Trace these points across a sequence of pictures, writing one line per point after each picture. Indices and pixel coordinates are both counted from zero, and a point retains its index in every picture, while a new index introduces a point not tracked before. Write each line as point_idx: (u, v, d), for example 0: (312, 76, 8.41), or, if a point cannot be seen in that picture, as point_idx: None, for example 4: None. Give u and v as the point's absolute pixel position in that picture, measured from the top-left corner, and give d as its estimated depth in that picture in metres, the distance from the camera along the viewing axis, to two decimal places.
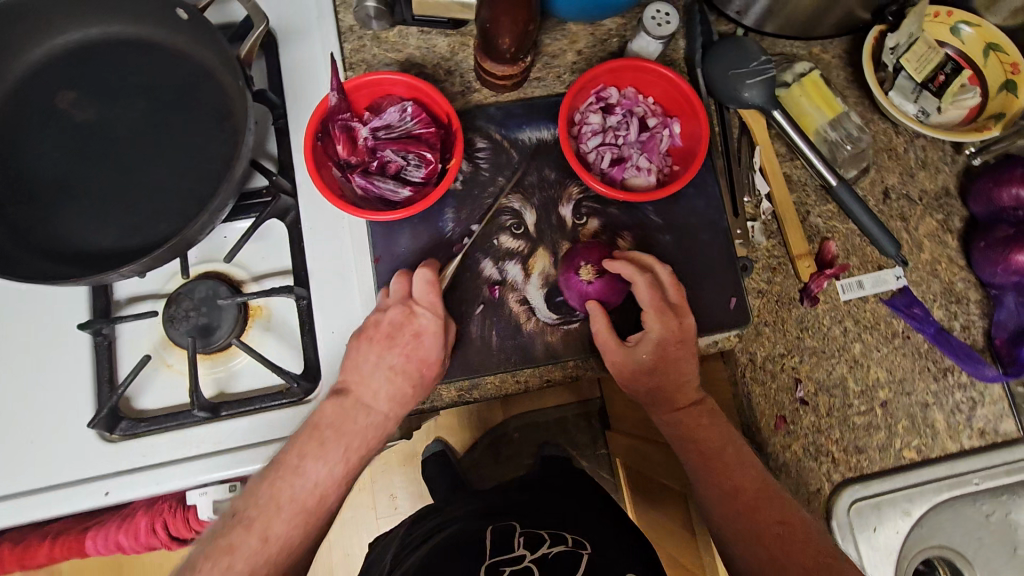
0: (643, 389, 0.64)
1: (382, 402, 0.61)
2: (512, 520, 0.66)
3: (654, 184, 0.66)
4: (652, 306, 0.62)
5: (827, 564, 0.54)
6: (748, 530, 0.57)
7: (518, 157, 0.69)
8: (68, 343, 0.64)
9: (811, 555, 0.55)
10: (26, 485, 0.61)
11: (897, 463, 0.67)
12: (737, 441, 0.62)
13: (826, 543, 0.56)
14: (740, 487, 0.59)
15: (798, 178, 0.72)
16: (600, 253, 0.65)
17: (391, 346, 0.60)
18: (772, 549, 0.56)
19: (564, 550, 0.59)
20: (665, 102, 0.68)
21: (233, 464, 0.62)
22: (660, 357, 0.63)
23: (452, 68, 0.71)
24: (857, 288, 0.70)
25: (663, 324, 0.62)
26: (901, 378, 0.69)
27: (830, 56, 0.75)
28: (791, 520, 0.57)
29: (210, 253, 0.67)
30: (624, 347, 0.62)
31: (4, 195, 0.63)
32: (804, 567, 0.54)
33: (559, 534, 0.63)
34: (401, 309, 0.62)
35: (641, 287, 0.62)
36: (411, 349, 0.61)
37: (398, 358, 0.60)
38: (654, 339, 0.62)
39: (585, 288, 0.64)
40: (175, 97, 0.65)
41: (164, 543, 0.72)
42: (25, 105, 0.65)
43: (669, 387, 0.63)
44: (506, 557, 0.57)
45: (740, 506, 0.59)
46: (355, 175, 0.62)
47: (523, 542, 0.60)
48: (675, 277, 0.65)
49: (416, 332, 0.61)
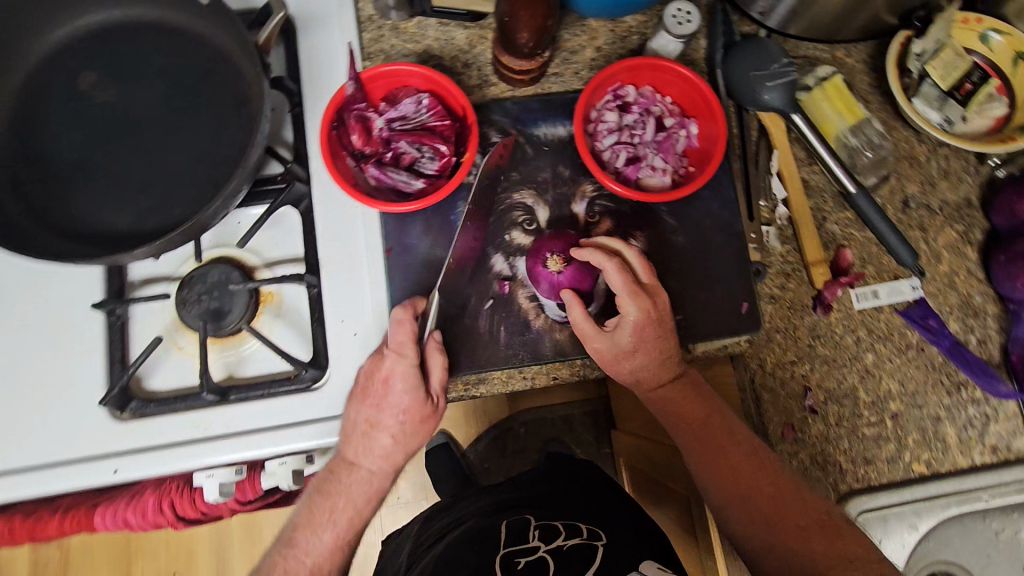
0: (626, 374, 0.63)
1: (370, 458, 0.62)
2: (528, 513, 0.68)
3: (669, 185, 0.66)
4: (626, 290, 0.60)
5: (820, 518, 0.58)
6: (742, 498, 0.60)
7: (532, 153, 0.69)
8: (82, 321, 0.65)
9: (804, 515, 0.58)
10: (38, 459, 0.62)
11: (906, 476, 0.66)
12: (723, 410, 0.63)
13: (816, 499, 0.59)
14: (729, 453, 0.60)
15: (816, 184, 0.71)
16: (566, 243, 0.64)
17: (363, 400, 0.60)
18: (768, 512, 0.59)
19: (580, 542, 0.61)
20: (683, 102, 0.67)
21: (240, 448, 0.62)
22: (640, 338, 0.61)
23: (470, 60, 0.71)
24: (872, 298, 0.69)
25: (638, 306, 0.60)
26: (913, 390, 0.68)
27: (853, 60, 0.74)
28: (778, 475, 0.60)
29: (223, 238, 0.68)
30: (604, 334, 0.61)
31: (25, 173, 0.64)
32: (798, 527, 0.58)
33: (573, 524, 0.65)
34: (371, 362, 0.61)
35: (612, 273, 0.61)
36: (380, 397, 0.60)
37: (370, 410, 0.60)
38: (631, 323, 0.60)
39: (556, 277, 0.63)
40: (194, 81, 0.66)
41: (171, 522, 0.73)
42: (47, 84, 0.66)
43: (650, 368, 0.62)
44: (521, 548, 0.60)
45: (733, 475, 0.60)
46: (370, 165, 0.62)
47: (538, 534, 0.63)
48: (644, 257, 0.63)
49: (385, 379, 0.60)
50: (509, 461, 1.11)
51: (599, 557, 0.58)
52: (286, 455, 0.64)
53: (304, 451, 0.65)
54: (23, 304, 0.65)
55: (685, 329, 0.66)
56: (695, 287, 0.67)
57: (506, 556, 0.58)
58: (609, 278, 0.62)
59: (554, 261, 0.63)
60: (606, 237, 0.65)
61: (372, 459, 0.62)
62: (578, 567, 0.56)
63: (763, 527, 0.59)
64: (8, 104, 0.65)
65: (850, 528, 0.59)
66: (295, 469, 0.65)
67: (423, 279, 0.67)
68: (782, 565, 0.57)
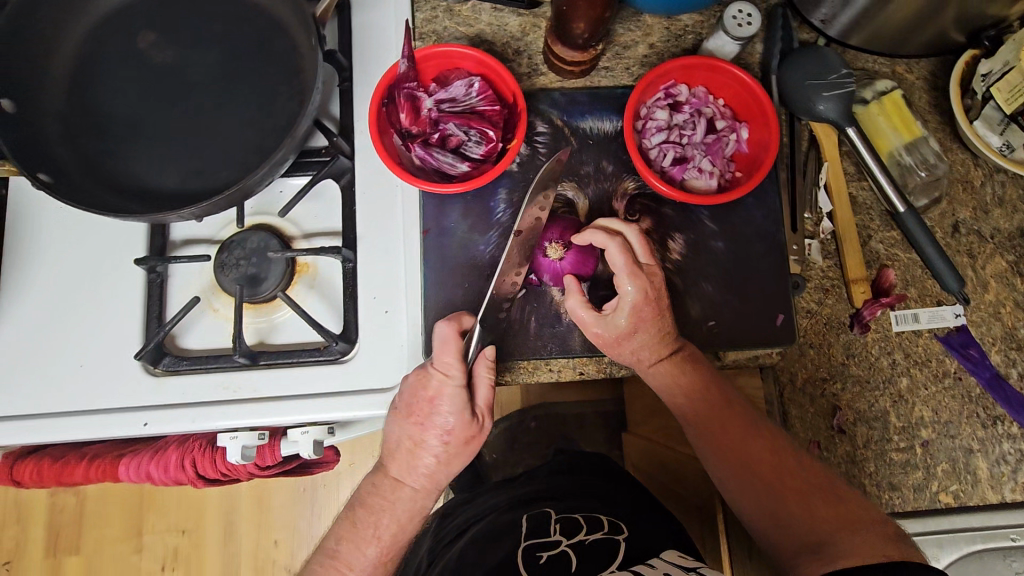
0: (626, 355, 0.61)
1: (413, 475, 0.62)
2: (546, 507, 0.69)
3: (714, 188, 0.65)
4: (626, 270, 0.58)
5: (825, 494, 0.55)
6: (740, 468, 0.58)
7: (576, 146, 0.68)
8: (124, 275, 0.66)
9: (803, 482, 0.56)
10: (71, 406, 0.64)
11: (931, 506, 0.65)
12: (721, 383, 0.62)
13: (816, 466, 0.57)
14: (732, 432, 0.59)
15: (863, 201, 0.69)
16: (564, 229, 0.66)
17: (410, 416, 0.61)
18: (766, 478, 0.57)
19: (603, 537, 0.60)
20: (735, 106, 0.66)
21: (266, 413, 0.63)
22: (638, 318, 0.59)
23: (521, 48, 0.71)
24: (913, 321, 0.67)
25: (637, 286, 0.58)
26: (947, 419, 0.66)
27: (914, 77, 0.72)
28: (780, 452, 0.58)
29: (265, 206, 0.69)
30: (601, 318, 0.60)
31: (80, 126, 0.65)
32: (797, 493, 0.55)
33: (594, 517, 0.65)
34: (416, 378, 0.60)
35: (613, 253, 0.59)
36: (426, 415, 0.60)
37: (413, 427, 0.61)
38: (630, 303, 0.58)
39: (557, 265, 0.65)
40: (249, 48, 0.67)
41: (190, 481, 0.74)
42: (107, 40, 0.67)
43: (651, 344, 0.60)
44: (543, 541, 0.61)
45: (730, 447, 0.59)
46: (416, 145, 0.62)
47: (558, 527, 0.63)
48: (645, 236, 0.61)
49: (431, 398, 0.60)
50: (518, 454, 1.09)
51: (622, 549, 0.57)
52: (310, 423, 0.65)
53: (327, 422, 0.65)
54: (68, 254, 0.67)
55: (717, 337, 0.65)
56: (731, 294, 0.66)
57: (530, 549, 0.59)
58: (609, 258, 0.59)
59: (552, 249, 0.64)
60: (607, 218, 0.63)
61: (415, 476, 0.62)
62: (599, 559, 0.56)
63: (765, 497, 0.56)
64: (68, 58, 0.66)
65: (855, 496, 0.55)
66: (317, 439, 0.66)
67: (457, 262, 0.67)
68: (785, 535, 0.54)
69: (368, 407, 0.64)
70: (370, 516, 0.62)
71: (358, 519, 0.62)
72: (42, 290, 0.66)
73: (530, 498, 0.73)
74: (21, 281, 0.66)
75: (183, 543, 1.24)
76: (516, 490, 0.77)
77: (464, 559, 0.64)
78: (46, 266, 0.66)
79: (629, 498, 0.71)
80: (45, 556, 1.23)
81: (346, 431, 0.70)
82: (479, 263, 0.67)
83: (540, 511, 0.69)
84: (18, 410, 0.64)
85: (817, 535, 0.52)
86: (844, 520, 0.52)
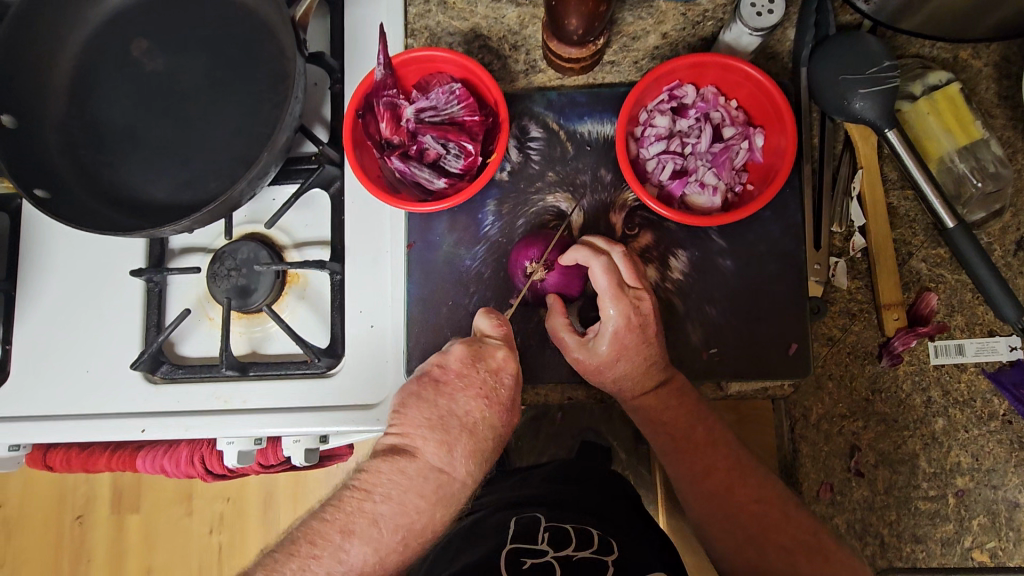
0: (608, 383, 0.58)
1: (461, 466, 0.53)
2: (538, 513, 0.63)
3: (718, 205, 0.58)
4: (609, 292, 0.55)
5: (807, 547, 0.50)
6: (722, 514, 0.54)
7: (573, 152, 0.63)
8: (124, 285, 0.68)
9: (790, 535, 0.51)
10: (83, 409, 0.67)
11: (961, 563, 0.58)
12: (707, 418, 0.57)
13: (804, 518, 0.52)
14: (715, 473, 0.55)
15: (905, 212, 0.61)
16: (559, 244, 0.61)
17: (467, 388, 0.56)
18: (750, 528, 0.52)
19: (591, 555, 0.55)
20: (749, 109, 0.59)
21: (253, 426, 0.64)
22: (620, 348, 0.55)
23: (519, 43, 0.65)
24: (955, 354, 0.59)
25: (619, 310, 0.55)
26: (990, 468, 0.58)
27: (981, 63, 0.61)
28: (769, 498, 0.53)
29: (256, 214, 0.68)
30: (582, 343, 0.57)
31: (79, 137, 0.66)
32: (781, 546, 0.51)
33: (585, 530, 0.60)
34: (468, 353, 0.57)
35: (597, 272, 0.56)
36: (487, 385, 0.56)
37: (477, 402, 0.55)
38: (610, 330, 0.55)
39: (540, 284, 0.61)
40: (236, 54, 0.65)
41: (201, 474, 0.77)
42: (102, 50, 0.67)
43: (635, 376, 0.56)
44: (529, 548, 0.56)
45: (712, 489, 0.54)
46: (394, 158, 0.59)
47: (547, 537, 0.58)
48: (634, 257, 0.58)
49: (495, 367, 0.56)
50: None
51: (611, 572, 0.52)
52: (300, 435, 0.64)
53: (316, 434, 0.65)
54: (76, 261, 0.69)
55: (720, 366, 0.59)
56: (739, 319, 0.59)
57: (513, 555, 0.55)
58: (594, 278, 0.56)
59: (534, 269, 0.60)
60: (598, 235, 0.60)
61: (464, 466, 0.53)
62: None
63: (744, 547, 0.52)
64: (67, 71, 0.66)
65: (844, 554, 0.50)
66: (307, 448, 0.65)
67: (441, 278, 0.64)
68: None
69: (350, 423, 0.62)
70: (392, 519, 0.50)
71: (375, 519, 0.50)
72: (54, 297, 0.69)
73: (518, 501, 0.68)
74: (36, 288, 0.69)
75: (228, 509, 1.26)
76: (509, 491, 0.72)
77: (439, 558, 0.62)
78: (59, 272, 0.69)
79: (624, 515, 0.64)
80: (109, 513, 1.28)
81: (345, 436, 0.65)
82: (465, 278, 0.64)
83: (531, 515, 0.63)
84: (39, 409, 0.67)
85: None
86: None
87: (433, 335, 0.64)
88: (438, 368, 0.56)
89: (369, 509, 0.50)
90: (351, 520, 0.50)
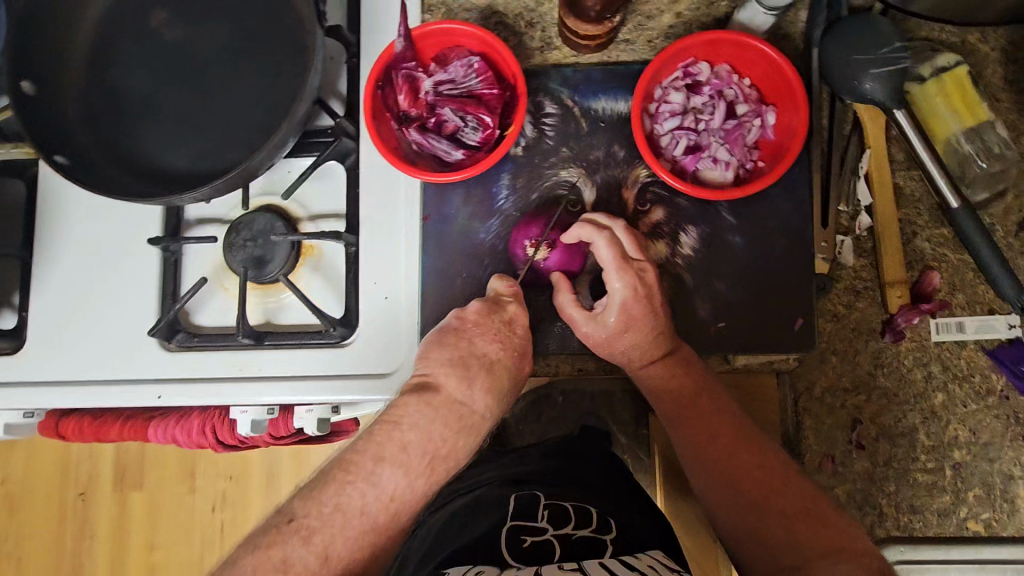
0: (616, 354, 0.59)
1: (470, 435, 0.54)
2: (537, 491, 0.62)
3: (730, 180, 0.60)
4: (615, 265, 0.56)
5: (805, 509, 0.52)
6: (724, 479, 0.55)
7: (587, 128, 0.64)
8: (140, 255, 0.69)
9: (787, 499, 0.52)
10: (99, 376, 0.68)
11: (958, 533, 0.60)
12: (712, 388, 0.58)
13: (806, 486, 0.53)
14: (717, 437, 0.56)
15: (911, 192, 0.62)
16: (561, 224, 0.63)
17: (483, 333, 0.57)
18: (753, 494, 0.53)
19: (591, 534, 0.54)
20: (762, 87, 0.60)
21: (269, 393, 0.65)
22: (628, 318, 0.57)
23: (535, 20, 0.66)
24: (955, 331, 0.60)
25: (625, 283, 0.56)
26: (986, 441, 0.60)
27: (987, 48, 0.62)
28: (771, 465, 0.54)
29: (272, 186, 0.68)
30: (591, 317, 0.58)
31: (98, 106, 0.67)
32: (782, 512, 0.51)
33: (584, 508, 0.59)
34: (484, 307, 0.59)
35: (600, 247, 0.57)
36: (501, 332, 0.57)
37: (495, 346, 0.57)
38: (618, 302, 0.56)
39: (544, 263, 0.63)
40: (256, 25, 0.65)
41: (212, 445, 0.77)
42: (121, 20, 0.67)
43: (644, 345, 0.58)
44: (529, 525, 0.56)
45: (716, 456, 0.55)
46: (412, 130, 0.60)
47: (547, 513, 0.57)
48: (635, 233, 0.59)
49: (508, 319, 0.58)
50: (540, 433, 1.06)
51: (609, 550, 0.52)
52: (314, 403, 0.66)
53: (329, 403, 0.66)
54: (92, 232, 0.70)
55: (728, 339, 0.60)
56: (747, 293, 0.61)
57: (512, 532, 0.55)
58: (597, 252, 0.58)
59: (537, 247, 0.63)
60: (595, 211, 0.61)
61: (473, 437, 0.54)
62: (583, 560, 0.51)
63: (748, 512, 0.53)
64: (87, 40, 0.67)
65: (843, 521, 0.51)
66: (321, 418, 0.68)
67: (455, 250, 0.66)
68: (761, 554, 0.51)
69: (363, 391, 0.64)
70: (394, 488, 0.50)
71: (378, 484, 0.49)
72: (69, 267, 0.69)
73: (516, 479, 0.66)
74: (52, 257, 0.70)
75: (231, 487, 1.27)
76: (503, 468, 0.70)
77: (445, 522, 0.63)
78: (74, 242, 0.70)
79: (628, 489, 0.65)
80: (113, 489, 1.29)
81: (356, 408, 0.68)
82: (479, 251, 0.65)
83: (529, 492, 0.62)
84: (56, 376, 0.68)
85: (794, 561, 0.49)
86: (828, 549, 0.49)
87: (445, 308, 0.65)
88: (456, 319, 0.58)
89: (398, 437, 0.51)
90: (381, 448, 0.51)
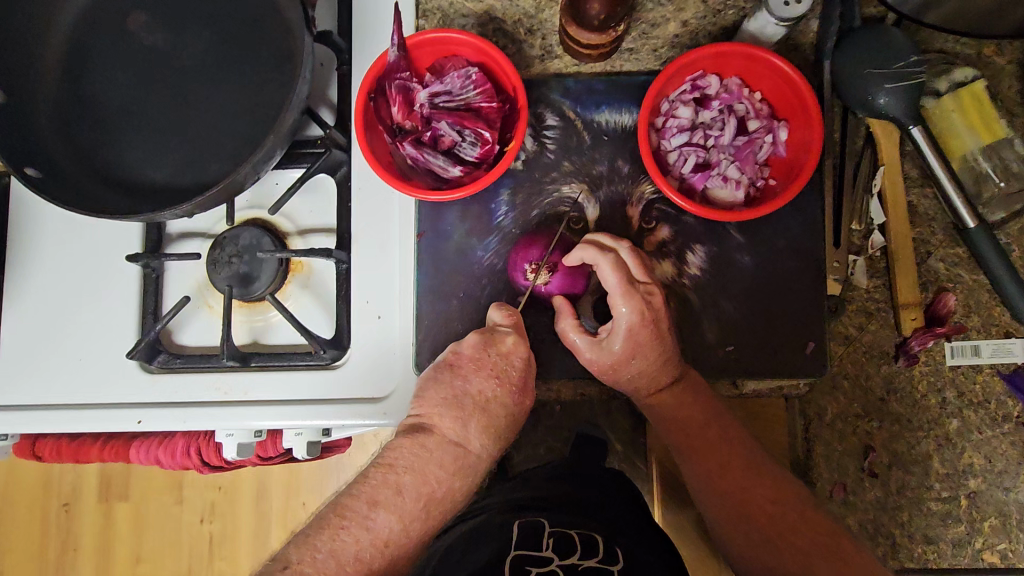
0: (623, 382, 0.57)
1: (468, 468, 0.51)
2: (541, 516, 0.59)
3: (740, 200, 0.57)
4: (619, 289, 0.54)
5: (826, 547, 0.49)
6: (736, 513, 0.53)
7: (589, 141, 0.61)
8: (120, 271, 0.65)
9: (804, 537, 0.50)
10: (76, 399, 0.64)
11: (972, 565, 0.58)
12: (721, 417, 0.56)
13: (823, 520, 0.51)
14: (728, 467, 0.54)
15: (926, 211, 0.60)
16: (562, 246, 0.61)
17: (479, 369, 0.55)
18: (766, 530, 0.51)
19: (596, 566, 0.52)
20: (774, 101, 0.57)
21: (254, 418, 0.62)
22: (634, 345, 0.55)
23: (535, 26, 0.60)
24: (970, 355, 0.58)
25: (631, 307, 0.54)
26: (1001, 469, 0.58)
27: (1004, 60, 0.60)
28: (785, 496, 0.52)
29: (259, 199, 0.65)
30: (595, 344, 0.56)
31: (73, 114, 0.63)
32: (799, 549, 0.50)
33: (590, 537, 0.56)
34: (480, 341, 0.56)
35: (605, 269, 0.55)
36: (497, 367, 0.55)
37: (490, 383, 0.55)
38: (624, 327, 0.54)
39: (545, 287, 0.61)
40: (241, 30, 0.62)
41: (197, 466, 0.73)
42: (97, 23, 0.64)
43: (650, 372, 0.56)
44: (534, 556, 0.52)
45: (727, 489, 0.54)
46: (407, 144, 0.57)
47: (551, 543, 0.54)
48: (641, 256, 0.56)
49: (505, 352, 0.55)
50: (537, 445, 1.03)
51: None
52: (303, 427, 0.62)
53: (319, 428, 0.62)
54: (69, 245, 0.66)
55: (737, 364, 0.58)
56: (757, 315, 0.58)
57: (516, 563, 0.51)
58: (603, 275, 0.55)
59: (537, 272, 0.60)
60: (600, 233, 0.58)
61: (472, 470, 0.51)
62: None
63: (765, 552, 0.51)
64: (61, 44, 0.63)
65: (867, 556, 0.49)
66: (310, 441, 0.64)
67: (452, 269, 0.62)
68: None
69: (355, 416, 0.60)
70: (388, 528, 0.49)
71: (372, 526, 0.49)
72: (45, 282, 0.66)
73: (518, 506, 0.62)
74: (26, 271, 0.66)
75: (219, 498, 1.23)
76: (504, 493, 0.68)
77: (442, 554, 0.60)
78: (50, 255, 0.66)
79: (632, 517, 0.63)
80: (98, 501, 1.25)
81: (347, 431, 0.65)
82: (477, 270, 0.62)
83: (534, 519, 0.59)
84: (31, 398, 0.64)
85: None
86: None
87: (441, 329, 0.62)
88: (452, 354, 0.56)
89: (392, 480, 0.51)
90: (376, 491, 0.51)
